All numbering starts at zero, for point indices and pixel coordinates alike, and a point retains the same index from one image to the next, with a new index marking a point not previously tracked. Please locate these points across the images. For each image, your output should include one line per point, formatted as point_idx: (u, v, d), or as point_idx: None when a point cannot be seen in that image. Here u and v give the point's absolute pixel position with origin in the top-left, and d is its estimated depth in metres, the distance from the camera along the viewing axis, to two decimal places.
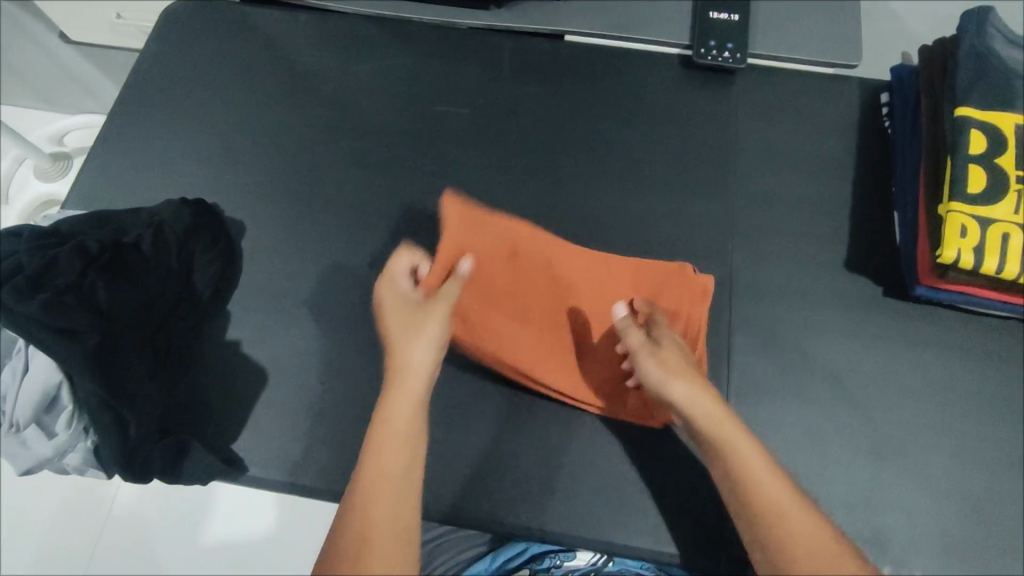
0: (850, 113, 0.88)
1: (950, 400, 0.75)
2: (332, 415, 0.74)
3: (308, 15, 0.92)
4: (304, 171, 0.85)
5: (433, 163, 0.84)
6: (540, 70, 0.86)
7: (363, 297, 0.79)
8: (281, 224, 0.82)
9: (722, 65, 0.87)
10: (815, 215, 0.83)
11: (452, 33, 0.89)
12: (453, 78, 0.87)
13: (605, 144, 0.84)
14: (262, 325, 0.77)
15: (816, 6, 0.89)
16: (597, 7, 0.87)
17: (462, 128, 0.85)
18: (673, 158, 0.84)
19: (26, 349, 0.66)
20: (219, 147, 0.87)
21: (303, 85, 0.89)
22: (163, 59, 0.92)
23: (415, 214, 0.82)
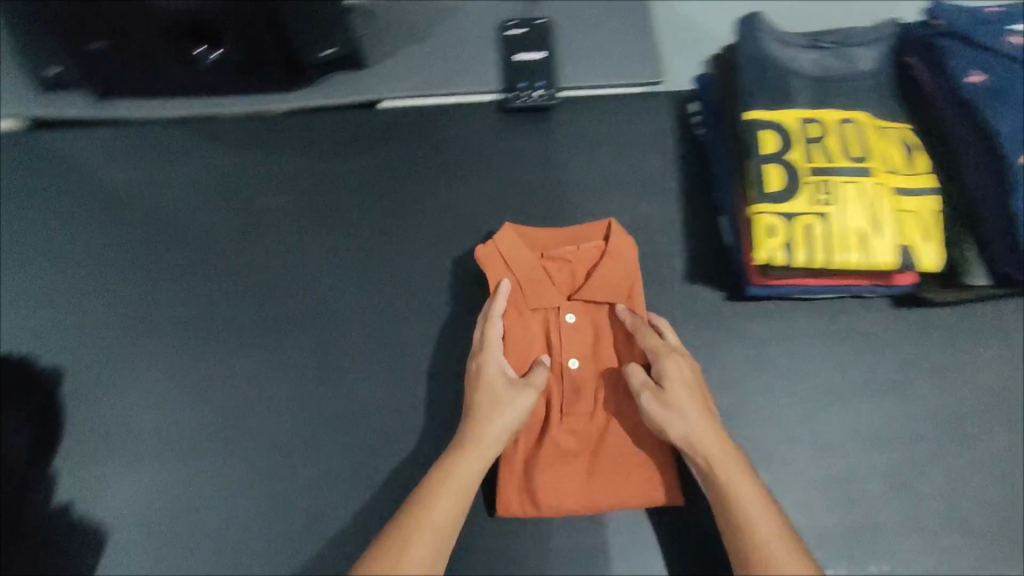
0: (668, 128, 0.90)
1: (797, 390, 0.79)
2: (190, 560, 0.70)
3: (103, 131, 0.86)
4: (121, 301, 0.79)
5: (258, 266, 0.80)
6: (354, 143, 0.83)
7: (203, 424, 0.74)
8: (101, 365, 0.76)
9: (538, 104, 0.86)
10: (651, 236, 0.85)
11: (257, 121, 0.84)
12: (267, 171, 0.83)
13: (434, 208, 0.82)
14: (97, 481, 0.72)
15: (618, 27, 0.90)
16: (403, 67, 0.83)
17: (284, 223, 0.81)
18: (506, 208, 0.84)
19: None
20: (20, 294, 0.80)
21: (108, 208, 0.83)
22: None
23: (251, 320, 0.78)
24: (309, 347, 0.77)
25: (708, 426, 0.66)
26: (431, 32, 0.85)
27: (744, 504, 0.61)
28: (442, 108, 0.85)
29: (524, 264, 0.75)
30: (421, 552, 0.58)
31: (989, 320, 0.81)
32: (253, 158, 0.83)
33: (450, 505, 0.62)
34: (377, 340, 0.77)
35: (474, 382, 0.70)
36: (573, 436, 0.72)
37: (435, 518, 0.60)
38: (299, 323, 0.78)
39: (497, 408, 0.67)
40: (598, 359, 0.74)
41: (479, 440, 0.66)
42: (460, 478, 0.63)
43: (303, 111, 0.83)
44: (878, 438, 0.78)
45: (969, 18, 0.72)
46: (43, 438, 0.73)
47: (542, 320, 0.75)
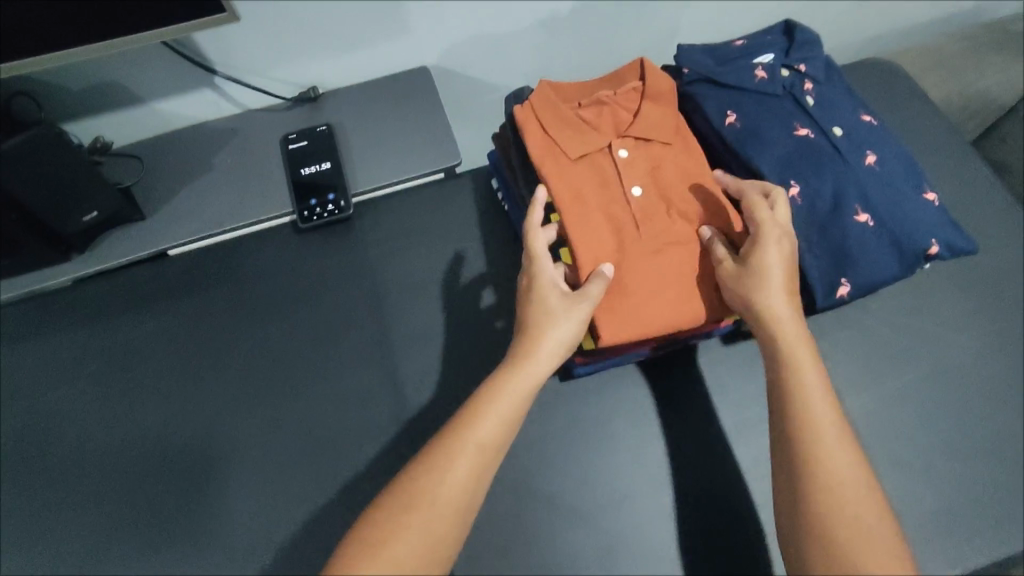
0: (478, 206, 0.85)
1: (649, 462, 0.71)
2: None
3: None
4: None
5: (62, 450, 0.76)
6: (149, 301, 0.82)
7: None
8: None
9: (333, 219, 0.83)
10: (476, 324, 0.78)
11: (50, 298, 0.83)
12: (63, 351, 0.80)
13: (243, 348, 0.79)
14: None
15: (406, 117, 0.88)
16: (189, 210, 0.83)
17: (87, 398, 0.78)
18: (319, 326, 0.79)
19: None
20: None
21: None
22: None
23: (57, 511, 0.73)
24: (116, 532, 0.71)
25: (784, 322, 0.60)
26: (213, 163, 0.86)
27: (821, 405, 0.56)
28: (240, 239, 0.84)
29: (572, 123, 0.72)
30: (461, 474, 0.57)
31: (842, 334, 0.74)
32: (46, 337, 0.81)
33: (497, 427, 0.59)
34: (189, 509, 0.71)
35: (533, 286, 0.65)
36: (663, 261, 0.66)
37: (477, 437, 0.58)
38: (108, 504, 0.72)
39: (550, 316, 0.63)
40: (664, 181, 0.69)
41: (543, 340, 0.63)
42: (510, 393, 0.61)
43: (90, 278, 0.83)
44: (745, 496, 0.70)
45: (711, 63, 0.72)
46: None
47: (584, 165, 0.70)
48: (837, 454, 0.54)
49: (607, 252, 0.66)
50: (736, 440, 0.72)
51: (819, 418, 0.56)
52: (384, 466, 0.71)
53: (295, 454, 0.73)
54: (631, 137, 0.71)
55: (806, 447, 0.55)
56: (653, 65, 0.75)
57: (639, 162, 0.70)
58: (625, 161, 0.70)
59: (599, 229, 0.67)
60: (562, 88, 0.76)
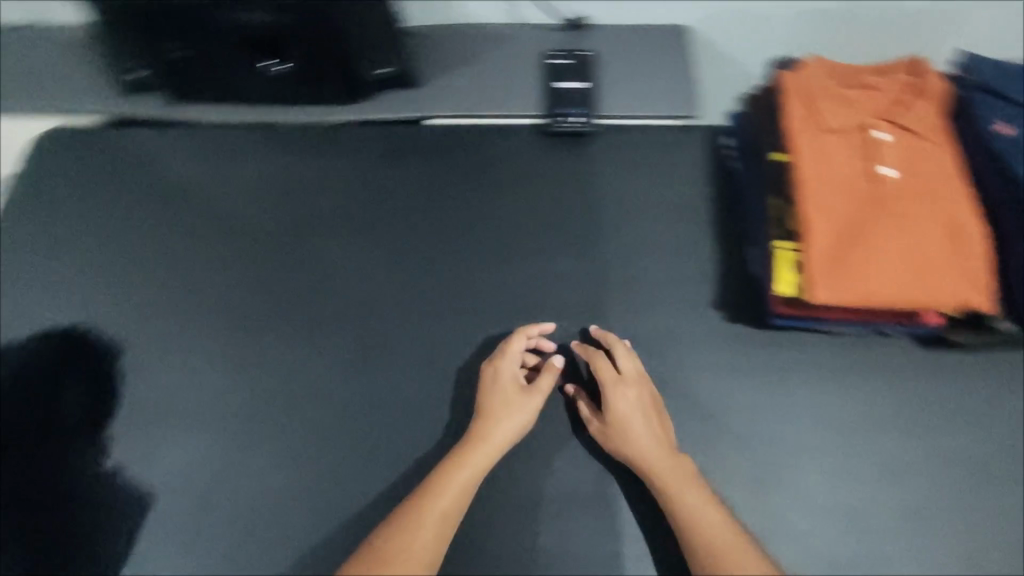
0: (705, 156, 0.91)
1: (817, 419, 0.76)
2: (231, 530, 0.73)
3: (171, 127, 0.94)
4: (181, 278, 0.84)
5: (304, 256, 0.85)
6: (401, 154, 0.91)
7: (246, 401, 0.77)
8: (159, 340, 0.80)
9: (575, 130, 0.92)
10: (682, 257, 0.84)
11: (321, 129, 0.93)
12: (323, 176, 0.90)
13: (471, 219, 0.86)
14: (150, 444, 0.75)
15: (658, 64, 0.96)
16: (455, 90, 0.93)
17: (335, 218, 0.87)
18: (545, 219, 0.87)
19: None
20: (93, 269, 0.85)
21: (175, 196, 0.89)
22: (34, 196, 0.91)
23: (292, 305, 0.82)
24: (340, 341, 0.80)
25: (662, 454, 0.71)
26: (482, 56, 0.96)
27: (704, 515, 0.68)
28: (491, 125, 0.93)
29: (836, 96, 0.75)
30: (428, 532, 0.67)
31: None
32: (312, 160, 0.91)
33: (455, 495, 0.69)
34: (405, 337, 0.80)
35: (499, 377, 0.76)
36: (893, 242, 0.68)
37: (442, 506, 0.69)
38: (336, 311, 0.82)
39: (505, 410, 0.74)
40: (913, 171, 0.71)
41: (489, 429, 0.73)
42: (462, 472, 0.71)
43: (357, 124, 0.93)
44: (897, 477, 0.74)
45: (993, 76, 0.74)
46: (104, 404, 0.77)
47: (837, 136, 0.73)
48: (721, 549, 0.65)
49: (840, 219, 0.69)
50: (901, 431, 0.75)
51: (720, 550, 0.65)
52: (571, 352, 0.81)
53: (499, 320, 0.81)
54: (890, 123, 0.73)
55: (715, 565, 0.65)
56: (926, 66, 0.78)
57: (893, 148, 0.72)
58: (880, 144, 0.72)
59: (839, 196, 0.70)
60: (833, 69, 0.79)
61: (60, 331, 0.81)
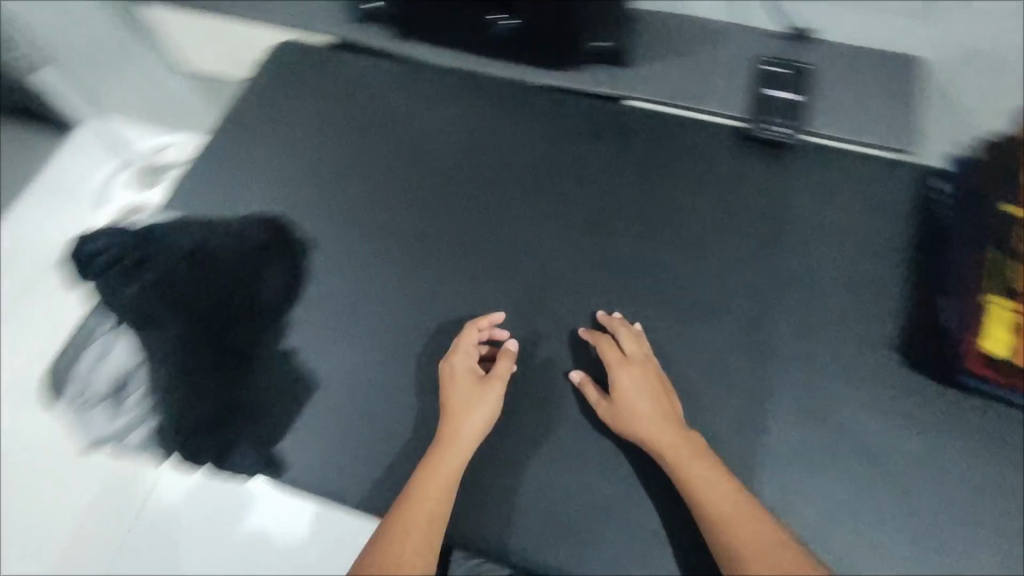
0: (911, 196, 0.85)
1: (975, 492, 0.72)
2: (375, 437, 0.76)
3: (389, 60, 1.00)
4: (373, 198, 0.89)
5: (488, 203, 0.88)
6: (597, 127, 0.92)
7: (412, 323, 0.82)
8: (345, 248, 0.86)
9: (777, 140, 0.89)
10: (864, 293, 0.81)
11: (524, 87, 0.95)
12: (521, 133, 0.93)
13: (655, 209, 0.87)
14: (320, 339, 0.81)
15: (881, 90, 0.90)
16: (663, 77, 0.93)
17: (524, 176, 0.90)
18: (728, 222, 0.86)
19: (104, 336, 0.76)
20: (299, 172, 0.92)
21: (381, 121, 0.95)
22: (260, 97, 1.00)
23: (472, 249, 0.86)
24: (510, 293, 0.84)
25: (668, 432, 0.70)
26: (697, 49, 0.95)
27: (715, 491, 0.65)
28: (690, 120, 0.93)
29: None
30: (417, 533, 0.62)
31: None
32: (512, 115, 0.94)
33: (440, 495, 0.66)
34: (569, 301, 0.83)
35: (452, 371, 0.75)
36: None
37: (426, 510, 0.64)
38: (508, 262, 0.85)
39: (469, 401, 0.73)
40: None
41: (460, 420, 0.71)
42: (444, 468, 0.68)
43: (559, 90, 0.95)
44: None
45: None
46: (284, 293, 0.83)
47: None
48: (737, 526, 0.63)
49: None
50: None
51: (741, 532, 0.62)
52: (731, 361, 0.79)
53: (664, 311, 0.82)
54: None
55: (742, 543, 0.62)
56: None
57: None
58: None
59: None
60: None
61: (268, 217, 0.88)
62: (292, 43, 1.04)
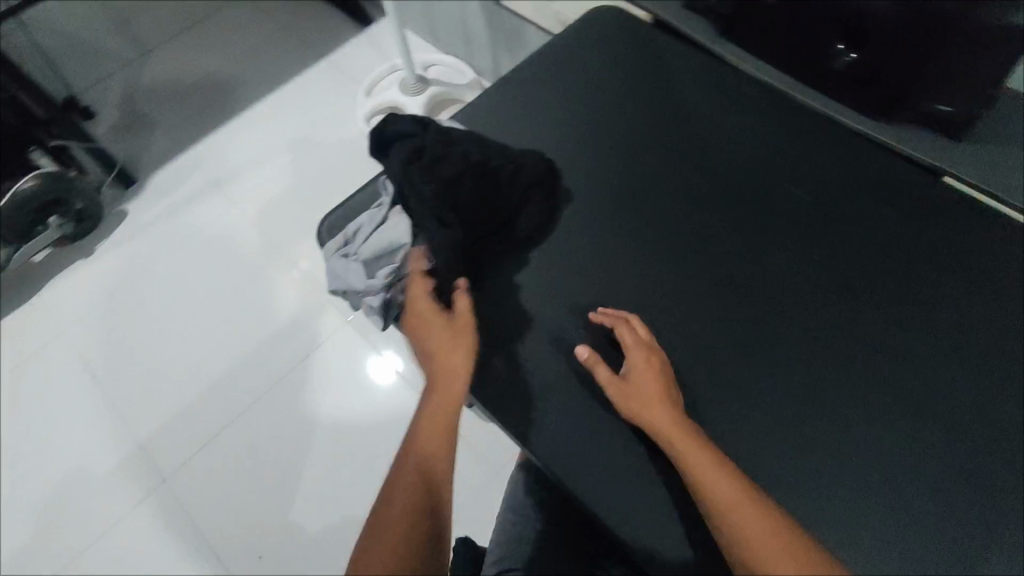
0: None
1: None
2: (560, 390, 0.79)
3: (701, 55, 0.99)
4: (641, 176, 0.91)
5: (751, 223, 0.86)
6: (897, 193, 0.86)
7: (636, 305, 0.82)
8: (599, 212, 0.89)
9: None
10: None
11: (832, 126, 0.91)
12: (811, 169, 0.89)
13: (932, 301, 0.79)
14: (549, 284, 0.85)
15: None
16: (1003, 162, 0.82)
17: (797, 212, 0.86)
18: (1011, 346, 0.76)
19: (394, 210, 0.87)
20: (581, 126, 0.96)
21: (673, 108, 0.96)
22: (569, 45, 1.05)
23: (723, 263, 0.84)
24: (746, 319, 0.80)
25: (665, 415, 0.70)
26: None
27: (710, 471, 0.64)
28: (1010, 222, 0.82)
29: None
30: (440, 427, 0.70)
31: None
32: (808, 150, 0.90)
33: (442, 441, 0.70)
34: (799, 349, 0.78)
35: (422, 312, 0.78)
36: None
37: (431, 454, 0.68)
38: (750, 287, 0.82)
39: (450, 346, 0.76)
40: None
41: (447, 365, 0.74)
42: (438, 416, 0.71)
43: (871, 142, 0.90)
44: None
45: None
46: (534, 231, 0.88)
47: None
48: (736, 506, 0.62)
49: None
50: None
51: (740, 518, 0.61)
52: (966, 493, 0.70)
53: (907, 406, 0.74)
54: None
55: (745, 535, 0.60)
56: None
57: None
58: None
59: None
60: None
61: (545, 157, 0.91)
62: (613, 9, 1.06)
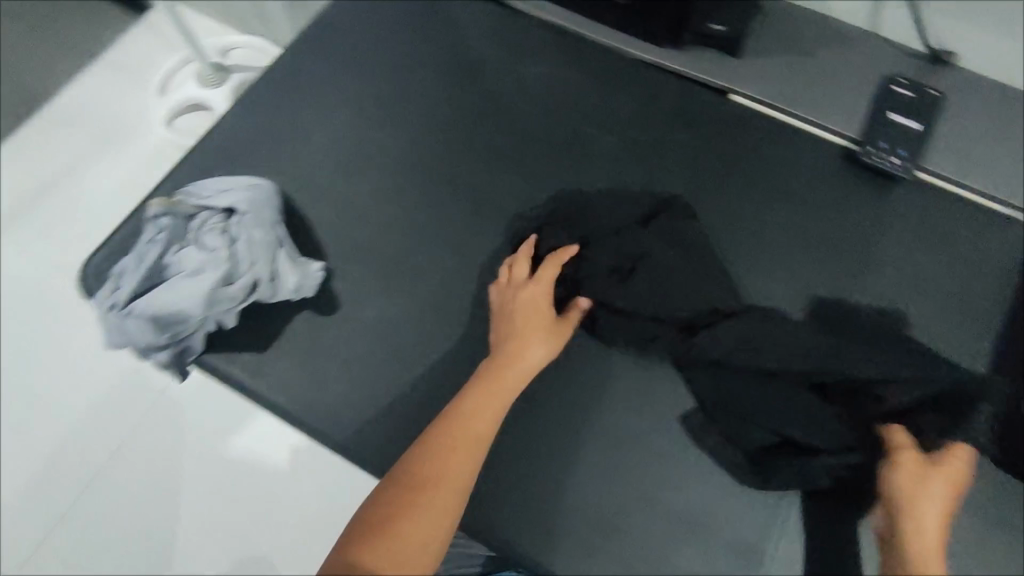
0: (1010, 265, 0.78)
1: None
2: (387, 392, 0.73)
3: (490, 6, 0.91)
4: (441, 145, 0.83)
5: (560, 176, 0.82)
6: (692, 118, 0.85)
7: (454, 284, 0.77)
8: (401, 193, 0.81)
9: (885, 169, 0.82)
10: (936, 351, 0.74)
11: (623, 60, 0.88)
12: (607, 106, 0.86)
13: (740, 219, 0.81)
14: (359, 282, 0.76)
15: (1011, 144, 0.82)
16: (774, 76, 0.86)
17: (603, 154, 0.83)
18: (811, 247, 0.79)
19: (195, 255, 0.69)
20: (371, 102, 0.86)
21: (465, 66, 0.88)
22: (346, 11, 0.92)
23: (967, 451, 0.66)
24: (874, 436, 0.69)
25: (919, 514, 0.61)
26: (815, 54, 0.86)
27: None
28: (794, 130, 0.85)
29: None
30: (482, 416, 0.66)
31: None
32: (605, 86, 0.87)
33: (485, 430, 0.66)
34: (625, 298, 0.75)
35: (522, 299, 0.73)
36: None
37: (473, 437, 0.65)
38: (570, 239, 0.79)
39: (528, 337, 0.71)
40: None
41: (517, 355, 0.70)
42: (491, 404, 0.67)
43: (661, 70, 0.88)
44: None
45: None
46: (334, 228, 0.79)
47: None
48: None
49: None
50: None
51: None
52: None
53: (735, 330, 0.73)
54: None
55: None
56: None
57: None
58: None
59: None
60: None
61: (374, 161, 0.82)
62: None
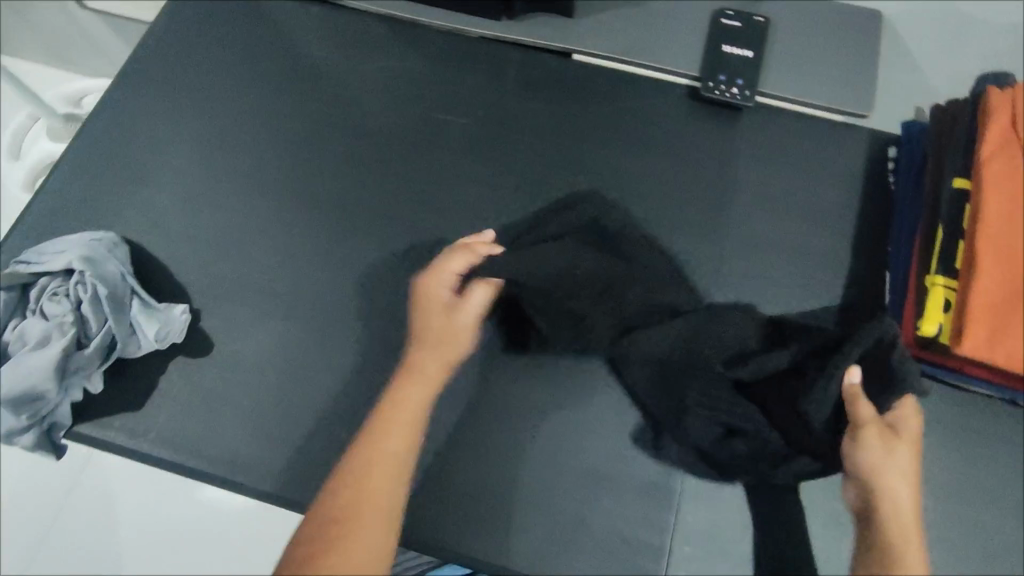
0: (855, 170, 0.82)
1: None
2: (280, 421, 0.70)
3: (319, 9, 0.88)
4: (293, 160, 0.81)
5: (420, 168, 0.81)
6: (541, 84, 0.86)
7: (330, 297, 0.75)
8: (260, 216, 0.78)
9: (730, 101, 0.85)
10: (802, 263, 0.78)
11: (463, 39, 0.88)
12: (456, 88, 0.85)
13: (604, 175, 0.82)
14: (232, 316, 0.74)
15: (839, 56, 0.86)
16: (610, 29, 0.87)
17: (459, 137, 0.83)
18: (673, 189, 0.82)
19: (36, 327, 0.65)
20: (211, 129, 0.82)
21: (304, 74, 0.85)
22: (168, 39, 0.87)
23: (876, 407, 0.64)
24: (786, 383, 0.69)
25: (890, 477, 0.61)
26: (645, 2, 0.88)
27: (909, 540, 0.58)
28: (640, 79, 0.87)
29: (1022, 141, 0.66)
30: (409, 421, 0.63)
31: None
32: (449, 69, 0.86)
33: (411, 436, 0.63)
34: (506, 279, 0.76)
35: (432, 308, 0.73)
36: None
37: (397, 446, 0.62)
38: (441, 229, 0.79)
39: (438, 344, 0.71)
40: None
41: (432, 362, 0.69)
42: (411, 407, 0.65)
43: (502, 43, 0.88)
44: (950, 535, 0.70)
45: None
46: (195, 267, 0.75)
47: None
48: None
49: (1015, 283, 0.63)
50: (970, 497, 0.71)
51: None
52: None
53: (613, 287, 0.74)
54: None
55: None
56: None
57: None
58: None
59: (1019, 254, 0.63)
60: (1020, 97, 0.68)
61: (225, 190, 0.79)
62: None
